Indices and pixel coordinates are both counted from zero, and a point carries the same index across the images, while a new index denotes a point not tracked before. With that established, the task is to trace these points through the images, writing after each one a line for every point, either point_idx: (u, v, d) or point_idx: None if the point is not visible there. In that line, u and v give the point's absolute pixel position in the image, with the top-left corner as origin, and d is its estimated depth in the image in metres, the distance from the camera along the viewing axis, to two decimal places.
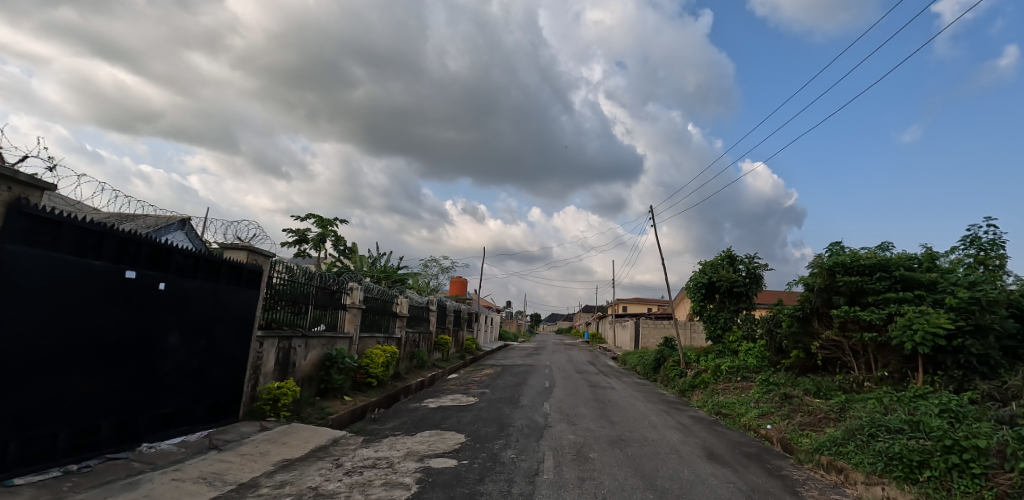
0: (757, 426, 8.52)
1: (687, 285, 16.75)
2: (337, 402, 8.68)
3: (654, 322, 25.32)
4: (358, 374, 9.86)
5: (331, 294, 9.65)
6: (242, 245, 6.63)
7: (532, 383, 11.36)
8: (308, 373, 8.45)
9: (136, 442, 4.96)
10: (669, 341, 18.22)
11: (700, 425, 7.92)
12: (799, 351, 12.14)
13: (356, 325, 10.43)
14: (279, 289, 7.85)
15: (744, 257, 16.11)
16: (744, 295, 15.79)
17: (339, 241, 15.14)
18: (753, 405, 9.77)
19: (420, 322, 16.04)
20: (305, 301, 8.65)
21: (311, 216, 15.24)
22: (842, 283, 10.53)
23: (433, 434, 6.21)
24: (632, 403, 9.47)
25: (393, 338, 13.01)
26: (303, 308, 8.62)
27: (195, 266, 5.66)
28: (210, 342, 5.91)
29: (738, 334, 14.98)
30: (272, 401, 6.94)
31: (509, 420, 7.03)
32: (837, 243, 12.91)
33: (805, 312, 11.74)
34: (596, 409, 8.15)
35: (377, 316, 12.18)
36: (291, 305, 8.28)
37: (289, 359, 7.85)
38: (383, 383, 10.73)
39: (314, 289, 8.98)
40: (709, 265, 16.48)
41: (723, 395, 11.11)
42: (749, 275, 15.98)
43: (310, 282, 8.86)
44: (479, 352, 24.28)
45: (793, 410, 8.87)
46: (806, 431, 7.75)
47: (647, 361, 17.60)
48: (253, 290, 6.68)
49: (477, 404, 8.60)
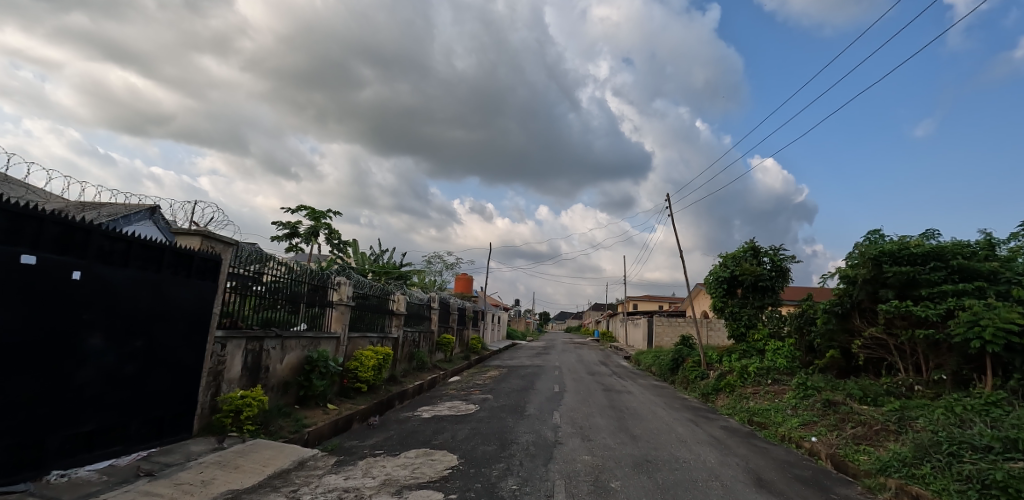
0: (800, 438, 7.37)
1: (707, 279, 15.52)
2: (317, 412, 7.64)
3: (668, 320, 24.09)
4: (345, 378, 8.93)
5: (315, 290, 8.63)
6: (196, 230, 5.66)
7: (539, 387, 10.26)
8: (285, 379, 7.45)
9: (43, 470, 3.98)
10: (687, 339, 17.01)
11: (735, 439, 6.77)
12: (835, 350, 11.01)
13: (344, 323, 9.36)
14: (274, 287, 7.31)
15: (769, 249, 14.84)
16: (770, 290, 14.55)
17: (332, 234, 14.14)
18: (793, 413, 8.57)
19: (421, 320, 15.02)
20: (282, 296, 7.60)
21: (302, 208, 14.25)
22: (890, 274, 9.24)
23: (419, 455, 5.15)
24: (654, 411, 8.33)
25: (389, 338, 11.97)
26: (300, 307, 8.07)
27: (126, 252, 4.69)
28: (146, 344, 4.97)
29: (764, 332, 13.74)
30: (234, 413, 5.96)
31: (512, 435, 5.95)
32: (875, 231, 11.63)
33: (845, 307, 10.45)
34: (614, 420, 7.02)
35: (370, 314, 11.14)
36: (289, 304, 7.80)
37: (260, 363, 6.85)
38: (375, 388, 9.69)
39: (308, 288, 8.38)
40: (731, 258, 15.23)
41: (754, 401, 9.90)
42: (774, 268, 14.72)
43: (302, 282, 8.20)
44: (485, 352, 23.21)
45: (841, 419, 7.68)
46: (861, 446, 6.58)
47: (664, 361, 16.39)
48: (208, 282, 5.72)
49: (477, 414, 7.50)
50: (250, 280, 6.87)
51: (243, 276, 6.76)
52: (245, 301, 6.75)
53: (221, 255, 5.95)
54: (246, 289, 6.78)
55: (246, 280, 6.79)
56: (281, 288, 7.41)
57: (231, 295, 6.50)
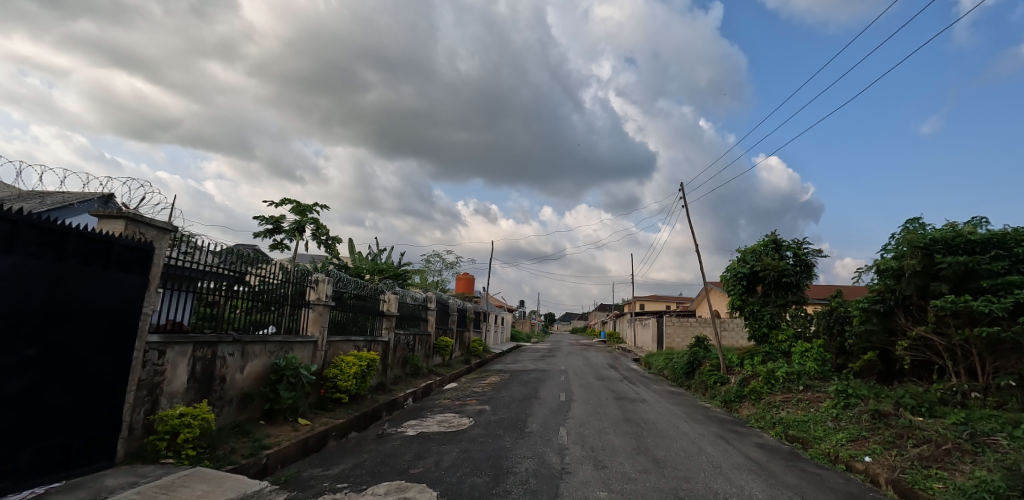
0: (851, 458, 6.25)
1: (724, 276, 14.30)
2: (284, 429, 6.58)
3: (679, 320, 22.94)
4: (322, 388, 7.94)
5: (286, 289, 7.56)
6: (120, 212, 4.72)
7: (543, 396, 9.17)
8: (246, 391, 6.45)
9: None
10: (702, 340, 15.82)
11: (778, 461, 5.64)
12: (874, 352, 9.82)
13: (322, 326, 8.30)
14: (229, 284, 6.26)
15: (792, 242, 13.62)
16: (794, 286, 13.35)
17: (319, 229, 13.10)
18: (836, 428, 7.41)
19: (416, 322, 13.95)
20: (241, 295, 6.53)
21: (286, 201, 13.20)
22: (944, 266, 8.06)
23: (390, 492, 4.09)
24: (675, 425, 7.22)
25: (378, 342, 10.91)
26: (265, 308, 7.02)
27: (12, 235, 3.70)
28: (41, 352, 3.97)
29: (789, 333, 12.56)
30: (171, 435, 4.94)
31: (509, 461, 4.87)
32: (915, 220, 10.45)
33: (888, 305, 9.20)
34: (630, 439, 5.94)
35: (357, 316, 10.08)
36: (266, 303, 7.05)
37: (211, 373, 5.88)
38: (359, 399, 8.64)
39: (276, 286, 7.30)
40: (749, 252, 13.96)
41: (786, 411, 8.74)
42: (798, 262, 13.51)
43: (275, 280, 7.29)
44: (486, 355, 22.12)
45: (898, 435, 6.53)
46: (931, 470, 5.46)
47: (678, 364, 15.24)
48: (134, 276, 4.76)
49: (470, 431, 6.42)
50: (234, 279, 6.37)
51: (225, 275, 6.22)
52: (227, 302, 6.22)
53: (153, 242, 4.97)
54: (230, 290, 6.29)
55: (230, 281, 6.30)
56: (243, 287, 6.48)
57: (213, 296, 5.98)
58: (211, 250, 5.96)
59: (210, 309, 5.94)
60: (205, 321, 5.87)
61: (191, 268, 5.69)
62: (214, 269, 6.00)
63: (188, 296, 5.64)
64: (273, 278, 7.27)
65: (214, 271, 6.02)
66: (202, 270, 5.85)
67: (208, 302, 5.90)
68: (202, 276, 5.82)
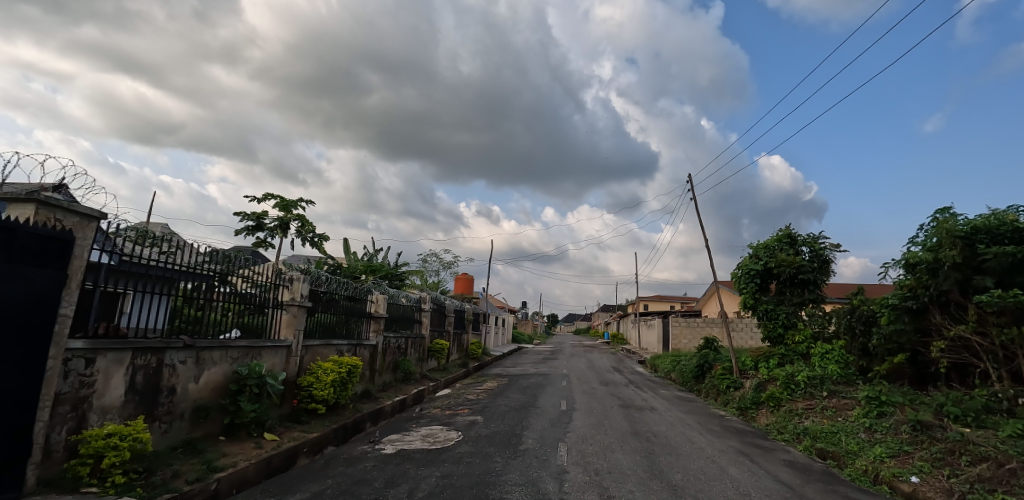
0: (895, 478, 5.41)
1: (735, 273, 13.42)
2: (246, 447, 5.82)
3: (686, 321, 22.05)
4: (295, 399, 7.19)
5: (254, 289, 6.80)
6: (30, 195, 3.96)
7: (542, 405, 8.36)
8: (202, 403, 5.73)
9: None
10: (712, 342, 14.96)
11: (814, 485, 4.84)
12: (903, 354, 8.99)
13: (297, 329, 7.53)
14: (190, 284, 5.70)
15: (807, 236, 12.74)
16: (811, 284, 12.47)
17: (304, 225, 12.32)
18: (871, 442, 6.60)
19: (409, 324, 13.15)
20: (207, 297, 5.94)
21: (270, 196, 12.44)
22: (989, 257, 7.24)
23: None
24: (690, 439, 6.41)
25: (365, 346, 10.11)
26: (230, 310, 6.35)
27: None
28: None
29: (807, 334, 11.68)
30: (96, 459, 4.18)
31: (497, 490, 4.09)
32: (947, 209, 9.61)
33: (922, 302, 8.34)
34: (640, 458, 5.16)
35: (340, 318, 9.29)
36: (229, 305, 6.35)
37: (157, 384, 5.19)
38: (339, 409, 7.87)
39: (244, 286, 6.58)
40: (762, 248, 13.04)
41: (810, 420, 7.91)
42: (816, 258, 12.60)
43: (245, 277, 6.60)
44: (485, 358, 21.28)
45: (948, 450, 5.71)
46: (998, 496, 4.62)
47: (686, 367, 14.39)
48: (48, 271, 4.02)
49: (457, 449, 5.61)
50: (214, 279, 6.07)
51: (204, 275, 5.92)
52: (203, 303, 5.91)
53: (74, 232, 4.24)
54: (209, 291, 6.00)
55: (210, 281, 5.99)
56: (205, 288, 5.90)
57: (189, 299, 5.68)
58: (192, 249, 5.68)
59: (190, 311, 5.70)
60: (180, 325, 5.60)
61: (170, 269, 5.40)
62: (193, 269, 5.71)
63: (161, 299, 5.32)
64: (242, 275, 6.53)
65: (193, 271, 5.73)
66: (179, 270, 5.54)
67: (181, 305, 5.59)
68: (179, 277, 5.53)
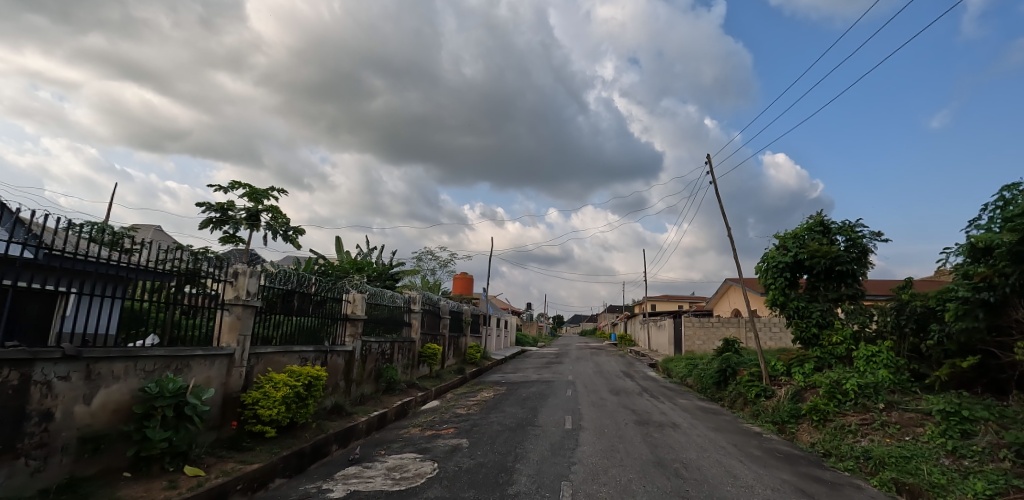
0: None
1: (760, 267, 11.99)
2: (152, 489, 4.46)
3: (700, 320, 20.59)
4: (235, 422, 5.92)
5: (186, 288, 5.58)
6: None
7: (543, 422, 6.98)
8: (96, 431, 4.46)
9: None
10: (733, 344, 13.50)
11: None
12: (974, 356, 7.56)
13: (242, 334, 6.21)
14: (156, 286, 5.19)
15: (842, 224, 11.27)
16: (848, 277, 11.02)
17: (275, 217, 11.00)
18: (963, 472, 5.17)
19: (395, 327, 11.80)
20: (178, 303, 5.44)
21: (237, 185, 11.13)
22: None
23: None
24: (730, 472, 4.99)
25: (339, 353, 8.77)
26: (199, 313, 5.71)
27: None
28: None
29: (846, 334, 10.18)
30: None
31: None
32: (1017, 186, 8.17)
33: (1001, 294, 6.88)
34: None
35: (307, 322, 7.97)
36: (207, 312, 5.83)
37: (21, 408, 3.88)
38: (297, 431, 6.52)
39: (210, 288, 5.92)
40: (791, 238, 11.59)
41: (869, 440, 6.46)
42: (854, 248, 11.10)
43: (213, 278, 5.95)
44: (485, 363, 19.90)
45: None
46: None
47: (705, 372, 12.95)
48: None
49: (424, 493, 4.19)
50: (182, 280, 5.53)
51: (170, 274, 5.39)
52: (174, 307, 5.38)
53: None
54: (177, 292, 5.41)
55: (176, 280, 5.43)
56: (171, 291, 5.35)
57: (152, 300, 5.12)
58: (153, 246, 5.19)
59: (152, 316, 5.11)
60: (144, 331, 5.04)
61: (126, 267, 4.86)
62: (155, 267, 5.19)
63: (112, 302, 4.74)
64: (189, 274, 5.62)
65: (157, 269, 5.21)
66: (143, 269, 5.07)
67: (145, 308, 5.05)
68: (140, 276, 5.03)
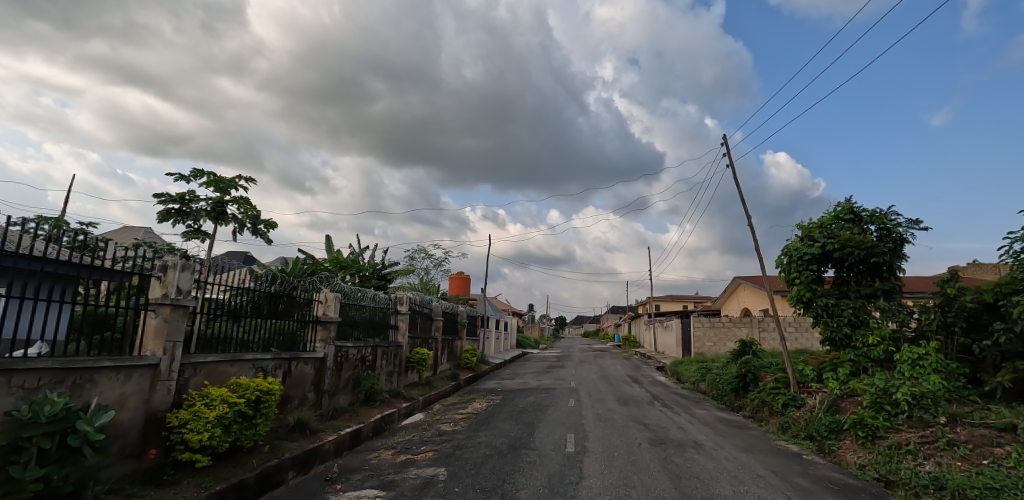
0: None
1: (781, 260, 10.85)
2: None
3: (709, 320, 19.40)
4: (155, 449, 4.81)
5: (146, 288, 5.00)
6: None
7: (540, 443, 5.82)
8: None
9: None
10: (751, 346, 12.29)
11: None
12: None
13: (171, 340, 5.09)
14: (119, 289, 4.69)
15: (874, 211, 10.10)
16: (882, 271, 9.89)
17: (243, 207, 9.89)
18: None
19: (378, 331, 10.64)
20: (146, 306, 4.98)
21: (199, 173, 10.01)
22: None
23: None
24: None
25: (308, 360, 7.63)
26: (140, 316, 4.92)
27: None
28: None
29: (883, 334, 8.98)
30: None
31: None
32: None
33: None
34: None
35: (270, 324, 6.86)
36: (152, 313, 5.00)
37: None
38: (241, 457, 5.37)
39: (152, 283, 5.03)
40: (816, 227, 10.44)
41: (936, 465, 5.32)
42: (889, 239, 9.92)
43: (153, 272, 5.07)
44: (482, 367, 18.72)
45: None
46: None
47: (722, 377, 11.75)
48: None
49: None
50: (141, 278, 4.95)
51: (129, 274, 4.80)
52: (135, 310, 4.88)
53: None
54: (140, 291, 4.93)
55: (138, 279, 4.89)
56: (139, 294, 4.91)
57: (117, 304, 4.67)
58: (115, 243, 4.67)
59: (108, 322, 4.55)
60: (105, 339, 4.53)
61: (81, 266, 4.30)
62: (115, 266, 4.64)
63: (66, 308, 4.12)
64: (154, 274, 5.06)
65: (117, 268, 4.67)
66: (106, 270, 4.55)
67: (110, 312, 4.61)
68: (100, 276, 4.49)
